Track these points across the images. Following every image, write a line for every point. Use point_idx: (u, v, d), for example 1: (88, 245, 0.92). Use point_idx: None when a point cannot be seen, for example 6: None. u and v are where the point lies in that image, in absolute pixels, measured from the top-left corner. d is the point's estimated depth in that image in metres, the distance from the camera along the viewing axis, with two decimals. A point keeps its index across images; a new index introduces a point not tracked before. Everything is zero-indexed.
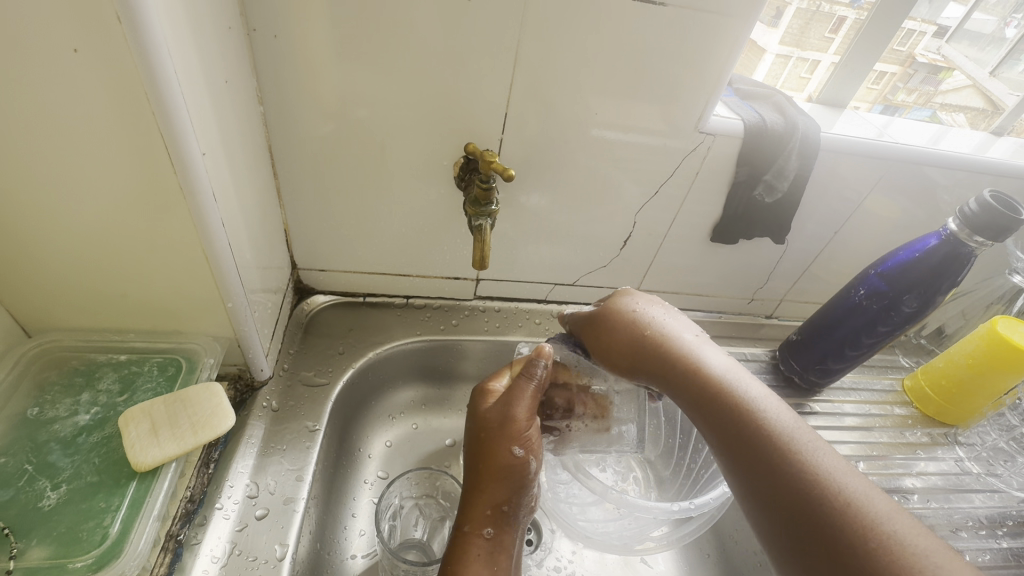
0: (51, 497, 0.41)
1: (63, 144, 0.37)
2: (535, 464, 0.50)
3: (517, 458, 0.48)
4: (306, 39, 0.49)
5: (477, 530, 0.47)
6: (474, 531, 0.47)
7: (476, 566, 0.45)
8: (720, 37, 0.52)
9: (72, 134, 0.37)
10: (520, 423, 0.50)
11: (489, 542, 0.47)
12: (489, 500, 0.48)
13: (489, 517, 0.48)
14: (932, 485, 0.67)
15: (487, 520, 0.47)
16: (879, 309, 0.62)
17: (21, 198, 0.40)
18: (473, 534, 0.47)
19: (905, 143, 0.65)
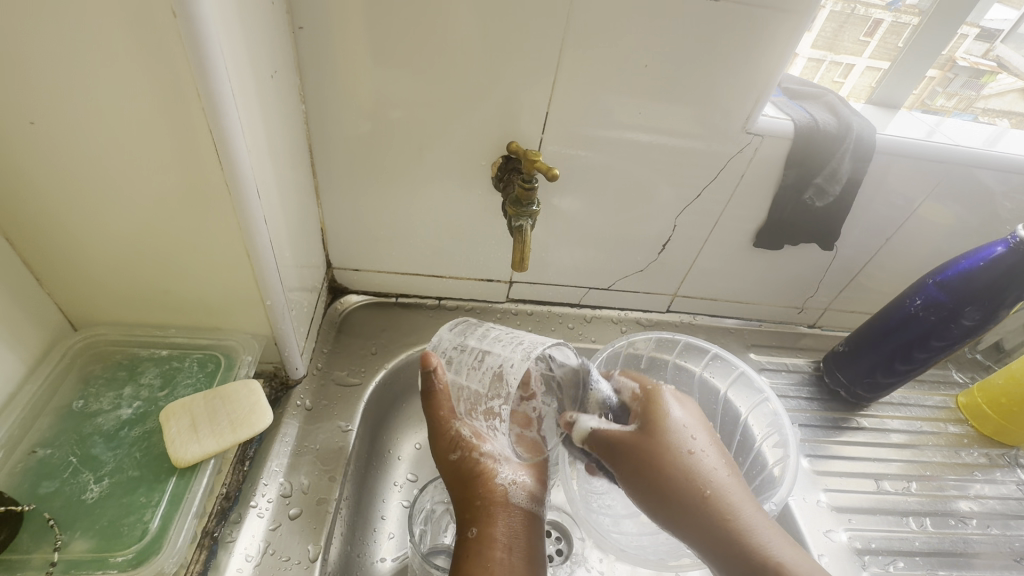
0: (94, 490, 0.42)
1: (115, 135, 0.37)
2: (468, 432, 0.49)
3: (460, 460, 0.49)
4: (350, 36, 0.49)
5: (488, 526, 0.46)
6: (486, 527, 0.46)
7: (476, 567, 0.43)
8: (774, 35, 0.50)
9: (127, 127, 0.37)
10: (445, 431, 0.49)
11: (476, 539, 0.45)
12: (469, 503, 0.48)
13: (473, 516, 0.47)
14: (991, 510, 0.63)
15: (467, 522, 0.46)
16: (937, 321, 0.59)
17: (79, 190, 0.40)
18: (463, 539, 0.46)
19: (964, 146, 0.61)
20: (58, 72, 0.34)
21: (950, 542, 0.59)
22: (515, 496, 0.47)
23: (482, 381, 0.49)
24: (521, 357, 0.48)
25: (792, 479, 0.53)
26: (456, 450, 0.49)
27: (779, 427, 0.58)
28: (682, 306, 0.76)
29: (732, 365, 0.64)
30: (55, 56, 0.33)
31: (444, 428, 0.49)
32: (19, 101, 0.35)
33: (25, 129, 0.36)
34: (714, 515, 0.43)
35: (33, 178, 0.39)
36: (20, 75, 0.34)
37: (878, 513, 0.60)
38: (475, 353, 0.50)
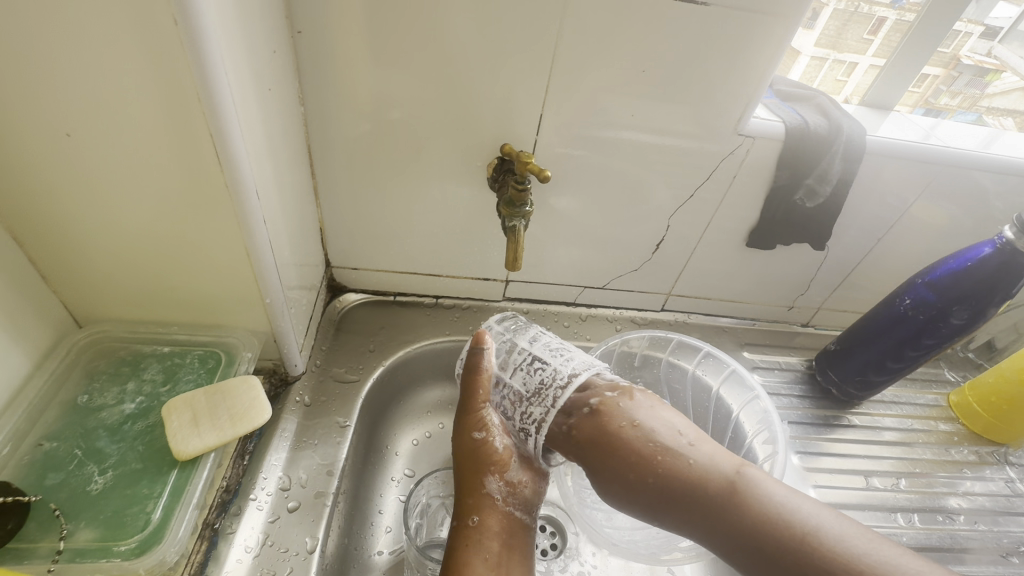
0: (98, 481, 0.43)
1: (142, 147, 0.39)
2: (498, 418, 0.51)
3: (482, 442, 0.50)
4: (348, 40, 0.50)
5: (487, 516, 0.48)
6: (487, 516, 0.48)
7: (467, 557, 0.46)
8: (764, 40, 0.51)
9: (138, 133, 0.38)
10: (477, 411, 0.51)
11: (478, 530, 0.47)
12: (473, 490, 0.49)
13: (476, 504, 0.49)
14: (979, 507, 0.64)
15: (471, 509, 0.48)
16: (926, 320, 0.60)
17: (93, 194, 0.42)
18: (462, 525, 0.48)
19: (956, 147, 0.62)
20: (73, 79, 0.35)
21: (938, 538, 0.60)
22: (511, 494, 0.49)
23: (526, 384, 0.50)
24: (573, 371, 0.50)
25: (781, 475, 0.54)
26: (482, 431, 0.50)
27: (769, 424, 0.59)
28: (677, 305, 0.77)
29: (724, 363, 0.65)
30: (69, 64, 0.34)
31: (476, 409, 0.51)
32: (58, 115, 0.37)
33: (62, 140, 0.38)
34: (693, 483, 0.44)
35: (63, 186, 0.41)
36: (33, 80, 0.35)
37: (866, 509, 0.61)
38: (526, 353, 0.52)
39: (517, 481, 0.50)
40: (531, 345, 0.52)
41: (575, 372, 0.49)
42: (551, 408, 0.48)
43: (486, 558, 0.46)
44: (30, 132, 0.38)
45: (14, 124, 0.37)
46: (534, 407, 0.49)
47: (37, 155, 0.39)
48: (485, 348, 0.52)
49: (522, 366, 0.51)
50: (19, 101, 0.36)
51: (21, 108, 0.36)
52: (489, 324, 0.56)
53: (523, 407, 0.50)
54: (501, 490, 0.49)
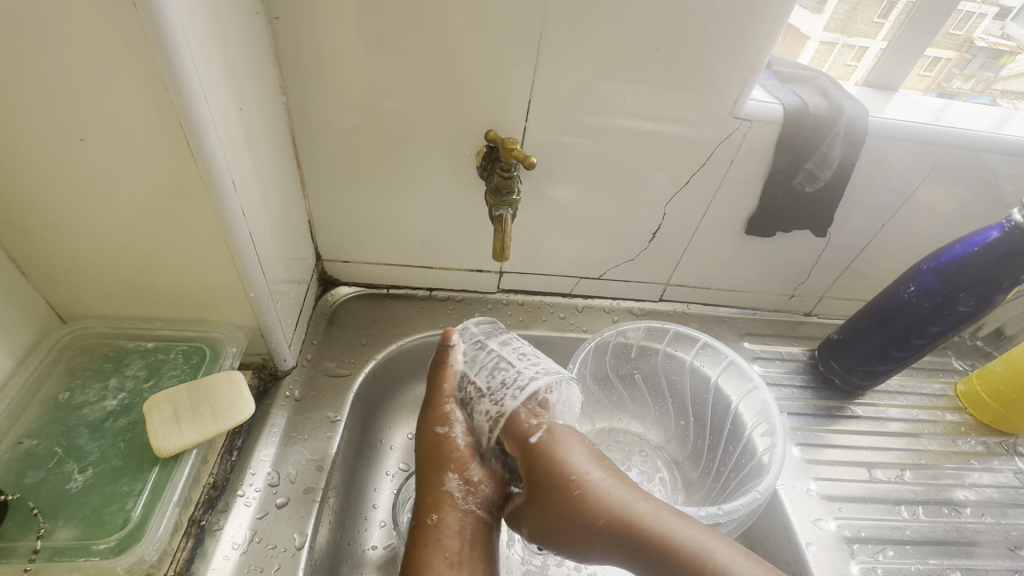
0: (78, 479, 0.43)
1: (140, 146, 0.38)
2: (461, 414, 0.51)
3: (443, 436, 0.49)
4: (327, 26, 0.48)
5: (446, 515, 0.45)
6: (446, 515, 0.45)
7: (427, 555, 0.43)
8: (759, 18, 0.49)
9: (121, 129, 0.37)
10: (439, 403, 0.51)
11: (438, 527, 0.45)
12: (432, 488, 0.47)
13: (436, 501, 0.46)
14: (987, 499, 0.62)
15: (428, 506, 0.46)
16: (930, 307, 0.58)
17: (81, 193, 0.41)
18: (421, 525, 0.46)
19: (964, 128, 0.59)
20: (46, 74, 0.34)
21: (943, 531, 0.59)
22: (472, 493, 0.47)
23: (489, 382, 0.52)
24: (534, 374, 0.52)
25: (779, 468, 0.53)
26: (444, 424, 0.50)
27: (767, 416, 0.58)
28: (675, 294, 0.76)
29: (722, 353, 0.63)
30: (41, 59, 0.34)
31: (438, 402, 0.51)
32: (56, 119, 0.37)
33: (76, 144, 0.38)
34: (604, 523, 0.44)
35: (66, 190, 0.41)
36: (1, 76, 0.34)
37: (869, 502, 0.60)
38: (494, 355, 0.54)
39: (479, 480, 0.48)
40: (501, 349, 0.54)
41: (535, 377, 0.51)
42: (506, 405, 0.49)
43: (445, 557, 0.43)
44: (37, 139, 0.38)
45: (29, 130, 0.37)
46: (491, 405, 0.50)
47: (48, 160, 0.39)
48: (452, 344, 0.54)
49: (488, 368, 0.53)
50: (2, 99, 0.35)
51: (31, 112, 0.36)
52: (467, 323, 0.58)
53: (480, 405, 0.51)
54: (462, 488, 0.47)
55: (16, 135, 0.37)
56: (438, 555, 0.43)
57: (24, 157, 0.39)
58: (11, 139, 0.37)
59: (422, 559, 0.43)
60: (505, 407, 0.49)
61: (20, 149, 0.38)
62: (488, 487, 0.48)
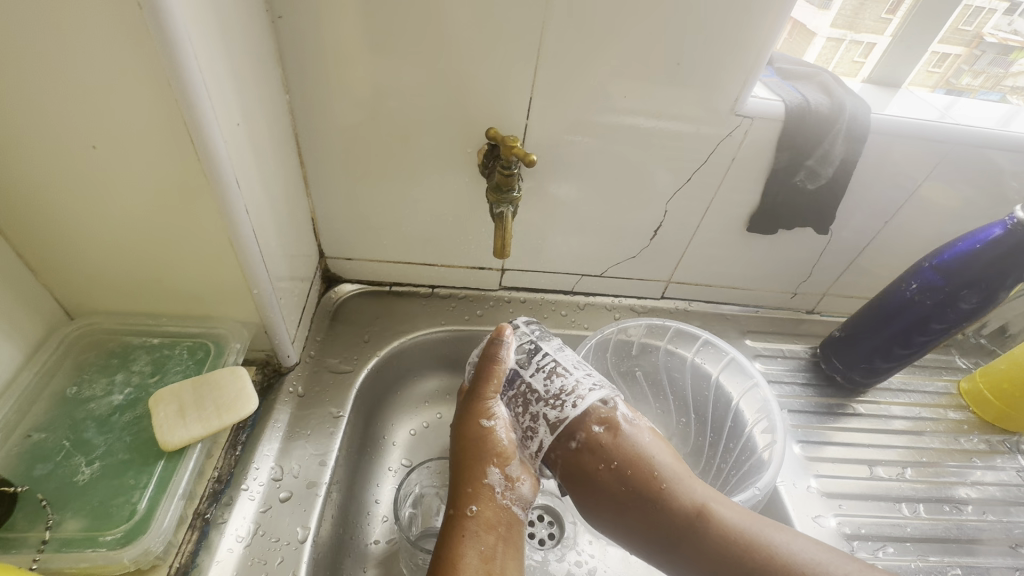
0: (85, 472, 0.43)
1: (148, 150, 0.39)
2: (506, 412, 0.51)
3: (487, 431, 0.49)
4: (329, 24, 0.49)
5: (484, 509, 0.47)
6: (485, 508, 0.47)
7: (462, 545, 0.44)
8: (759, 16, 0.49)
9: (129, 132, 0.38)
10: (484, 397, 0.51)
11: (476, 519, 0.46)
12: (472, 480, 0.48)
13: (474, 494, 0.47)
14: (989, 497, 0.62)
15: (468, 498, 0.47)
16: (933, 305, 0.58)
17: (88, 191, 0.42)
18: (457, 515, 0.47)
19: (968, 125, 0.59)
20: (54, 78, 0.35)
21: (944, 528, 0.59)
22: (508, 488, 0.48)
23: (547, 386, 0.50)
24: (590, 386, 0.51)
25: (779, 465, 0.53)
26: (489, 420, 0.50)
27: (768, 413, 0.58)
28: (677, 292, 0.76)
29: (724, 351, 0.63)
30: (46, 62, 0.34)
31: (483, 398, 0.51)
32: (62, 117, 0.37)
33: (90, 152, 0.39)
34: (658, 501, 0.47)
35: (73, 188, 0.41)
36: (9, 80, 0.35)
37: (870, 499, 0.60)
38: (549, 357, 0.52)
39: (515, 477, 0.49)
40: (551, 350, 0.53)
41: (590, 391, 0.50)
42: (567, 412, 0.49)
43: (483, 548, 0.45)
44: (43, 137, 0.38)
45: (45, 139, 0.38)
46: (549, 410, 0.50)
47: (60, 163, 0.40)
48: (506, 340, 0.53)
49: (538, 369, 0.52)
50: (13, 103, 0.36)
51: (44, 120, 0.37)
52: (518, 320, 0.57)
53: (534, 407, 0.50)
54: (500, 483, 0.48)
55: (30, 142, 0.38)
56: (474, 545, 0.45)
57: (39, 164, 0.40)
58: (25, 145, 0.39)
59: (455, 548, 0.45)
60: (567, 415, 0.49)
61: (34, 155, 0.39)
62: (525, 484, 0.49)
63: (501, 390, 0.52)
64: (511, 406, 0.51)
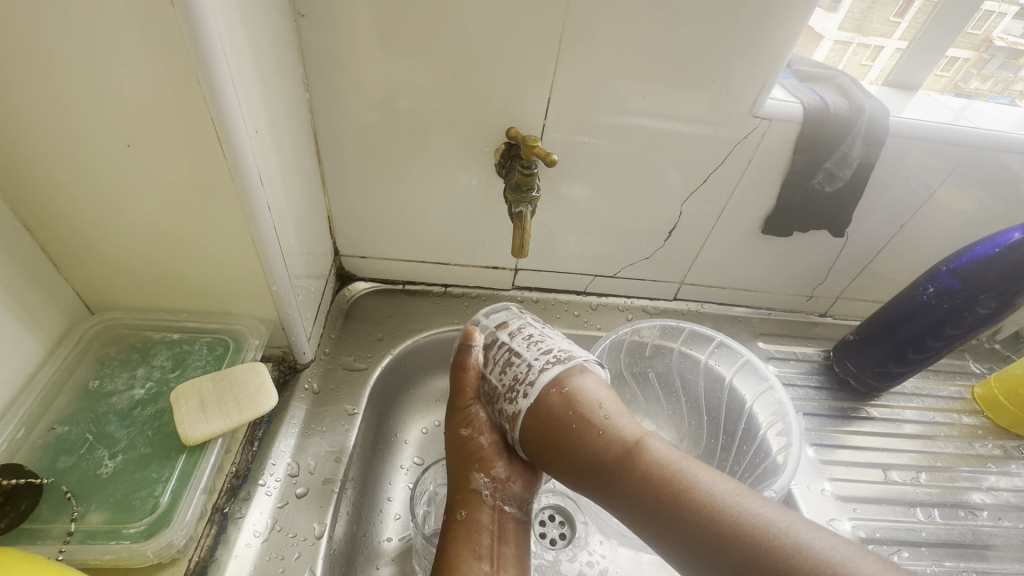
0: (108, 465, 0.44)
1: (175, 146, 0.40)
2: (485, 415, 0.52)
3: (467, 438, 0.52)
4: (351, 23, 0.49)
5: (475, 511, 0.48)
6: (474, 511, 0.48)
7: (456, 548, 0.46)
8: (781, 18, 0.49)
9: (160, 130, 0.39)
10: (464, 403, 0.53)
11: (466, 523, 0.48)
12: (461, 485, 0.50)
13: (466, 498, 0.49)
14: (1005, 502, 0.62)
15: (458, 503, 0.49)
16: (949, 309, 0.57)
17: (115, 186, 0.42)
18: (450, 519, 0.49)
19: (985, 128, 0.59)
20: (89, 75, 0.36)
21: (959, 533, 0.59)
22: (498, 490, 0.50)
23: (503, 379, 0.52)
24: (545, 365, 0.51)
25: (794, 467, 0.53)
26: (467, 427, 0.52)
27: (783, 416, 0.58)
28: (689, 294, 0.76)
29: (738, 353, 0.63)
30: (83, 60, 0.35)
31: (462, 404, 0.53)
32: (90, 112, 0.38)
33: (123, 150, 0.40)
34: (590, 444, 0.45)
35: (98, 183, 0.42)
36: (46, 79, 0.36)
37: (884, 504, 0.60)
38: (505, 350, 0.53)
39: (504, 478, 0.50)
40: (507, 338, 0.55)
41: (546, 367, 0.50)
42: (521, 403, 0.49)
43: (474, 549, 0.46)
44: (70, 131, 0.39)
45: (78, 136, 0.39)
46: (505, 403, 0.50)
47: (86, 157, 0.40)
48: (474, 344, 0.55)
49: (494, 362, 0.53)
50: (47, 99, 0.37)
51: (79, 118, 0.38)
52: (479, 316, 0.58)
53: (497, 403, 0.51)
54: (488, 486, 0.49)
55: (64, 138, 0.39)
56: (467, 548, 0.46)
57: (70, 161, 0.40)
58: (53, 140, 0.39)
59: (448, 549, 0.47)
60: (521, 405, 0.49)
61: (64, 151, 0.40)
62: (516, 483, 0.50)
63: (477, 394, 0.53)
64: (488, 408, 0.52)
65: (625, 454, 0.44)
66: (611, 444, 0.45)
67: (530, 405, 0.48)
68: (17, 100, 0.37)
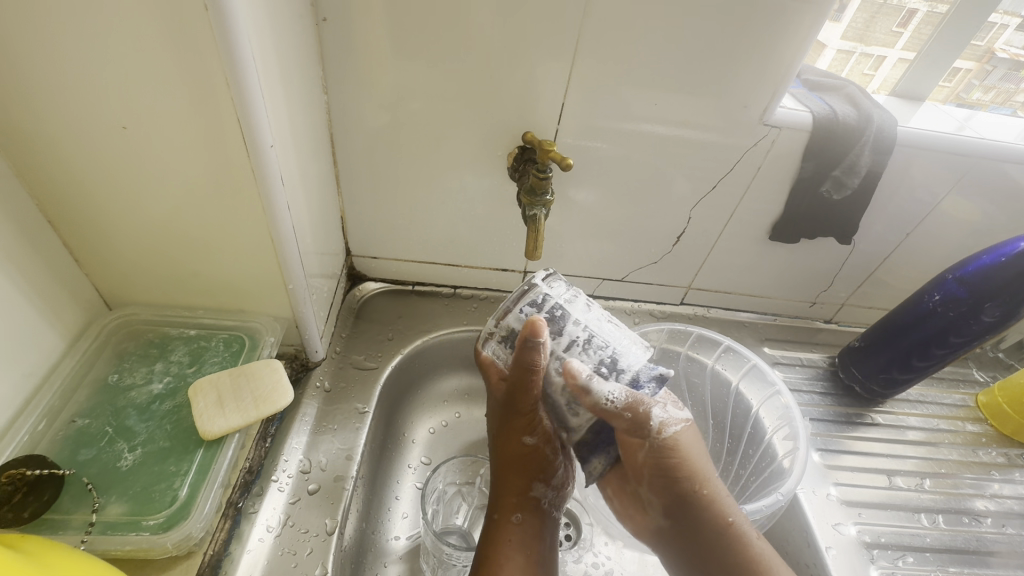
0: (128, 458, 0.44)
1: (196, 144, 0.40)
2: (550, 424, 0.51)
3: (527, 449, 0.51)
4: (370, 28, 0.50)
5: (528, 516, 0.50)
6: (530, 517, 0.50)
7: (507, 551, 0.48)
8: (793, 29, 0.50)
9: (183, 127, 0.39)
10: (524, 413, 0.50)
11: (520, 527, 0.49)
12: (512, 490, 0.51)
13: (517, 503, 0.51)
14: (1008, 510, 0.62)
15: (512, 508, 0.50)
16: (955, 317, 0.58)
17: (135, 182, 0.43)
18: (502, 522, 0.50)
19: (991, 139, 0.60)
20: (113, 70, 0.36)
21: (963, 540, 0.59)
22: (554, 495, 0.52)
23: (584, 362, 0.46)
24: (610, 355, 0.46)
25: (800, 472, 0.53)
26: (531, 436, 0.51)
27: (789, 420, 0.58)
28: (696, 298, 0.76)
29: (744, 357, 0.64)
30: (112, 59, 0.36)
31: (524, 410, 0.49)
32: (107, 107, 0.38)
33: (119, 133, 0.40)
34: (679, 481, 0.48)
35: (114, 177, 0.42)
36: (74, 75, 0.36)
37: (889, 509, 0.60)
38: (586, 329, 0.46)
39: (561, 483, 0.53)
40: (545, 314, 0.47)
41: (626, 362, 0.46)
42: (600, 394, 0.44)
43: (526, 554, 0.48)
44: (84, 125, 0.39)
45: (94, 130, 0.39)
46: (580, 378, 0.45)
47: (104, 152, 0.41)
48: (540, 339, 0.45)
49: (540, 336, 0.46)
50: (72, 95, 0.37)
51: (103, 114, 0.39)
52: (535, 279, 0.48)
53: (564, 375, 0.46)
54: (547, 494, 0.52)
55: (86, 134, 0.40)
56: (523, 546, 0.48)
57: (89, 155, 0.41)
58: (72, 135, 0.40)
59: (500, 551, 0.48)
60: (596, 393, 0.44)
61: (83, 146, 0.40)
62: (568, 484, 0.54)
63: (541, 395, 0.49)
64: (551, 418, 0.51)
65: (705, 509, 0.47)
66: (693, 495, 0.48)
67: (625, 404, 0.44)
68: (37, 91, 0.37)
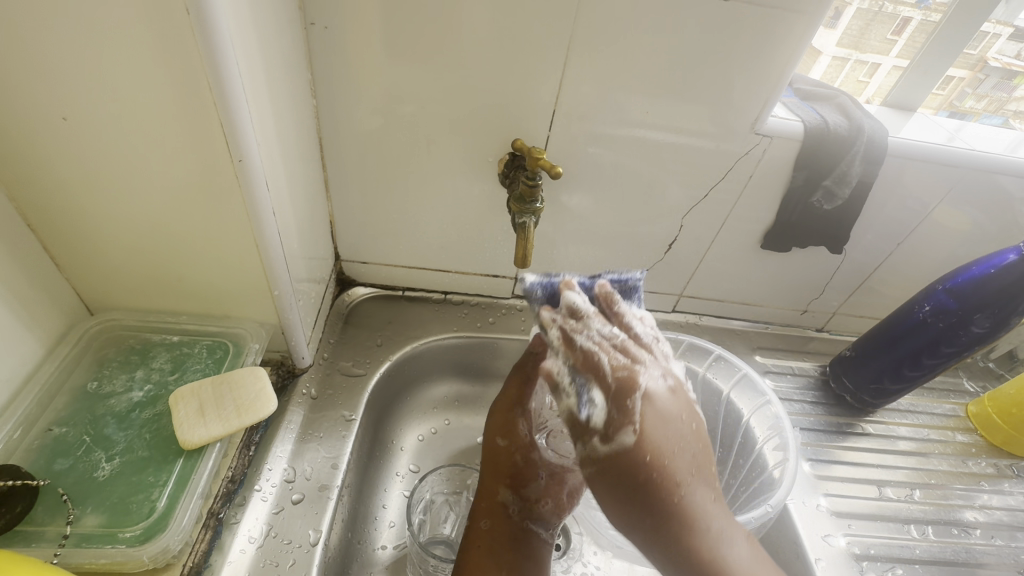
0: (105, 468, 0.44)
1: (174, 148, 0.40)
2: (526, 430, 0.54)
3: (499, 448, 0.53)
4: (360, 32, 0.49)
5: (498, 524, 0.49)
6: (498, 524, 0.49)
7: (479, 556, 0.47)
8: (783, 39, 0.50)
9: (164, 131, 0.39)
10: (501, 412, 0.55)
11: (489, 533, 0.49)
12: (487, 493, 0.51)
13: (488, 507, 0.50)
14: (997, 521, 0.62)
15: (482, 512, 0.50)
16: (945, 328, 0.58)
17: (110, 186, 0.42)
18: (473, 528, 0.49)
19: (981, 149, 0.60)
20: (88, 71, 0.35)
21: (952, 551, 0.59)
22: (525, 508, 0.51)
23: None
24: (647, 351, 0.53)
25: (790, 482, 0.53)
26: (505, 436, 0.54)
27: (780, 431, 0.58)
28: (688, 306, 0.76)
29: (735, 367, 0.64)
30: (89, 60, 0.35)
31: (504, 414, 0.55)
32: (65, 105, 0.37)
33: (56, 123, 0.38)
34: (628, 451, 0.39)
35: (77, 177, 0.41)
36: (47, 77, 0.36)
37: (878, 520, 0.60)
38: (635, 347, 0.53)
39: (534, 498, 0.51)
40: None
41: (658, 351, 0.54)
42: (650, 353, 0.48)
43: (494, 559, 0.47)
44: (36, 125, 0.38)
45: (58, 132, 0.39)
46: None
47: (71, 154, 0.40)
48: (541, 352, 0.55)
49: None
50: (43, 98, 0.37)
51: (74, 116, 0.38)
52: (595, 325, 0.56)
53: None
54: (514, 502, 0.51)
55: (57, 137, 0.39)
56: (489, 557, 0.47)
57: (55, 156, 0.40)
58: (39, 138, 0.39)
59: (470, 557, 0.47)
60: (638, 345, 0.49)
61: (46, 146, 0.39)
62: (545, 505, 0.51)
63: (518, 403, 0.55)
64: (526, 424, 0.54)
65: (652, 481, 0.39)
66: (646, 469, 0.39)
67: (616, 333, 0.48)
68: (11, 95, 0.36)
